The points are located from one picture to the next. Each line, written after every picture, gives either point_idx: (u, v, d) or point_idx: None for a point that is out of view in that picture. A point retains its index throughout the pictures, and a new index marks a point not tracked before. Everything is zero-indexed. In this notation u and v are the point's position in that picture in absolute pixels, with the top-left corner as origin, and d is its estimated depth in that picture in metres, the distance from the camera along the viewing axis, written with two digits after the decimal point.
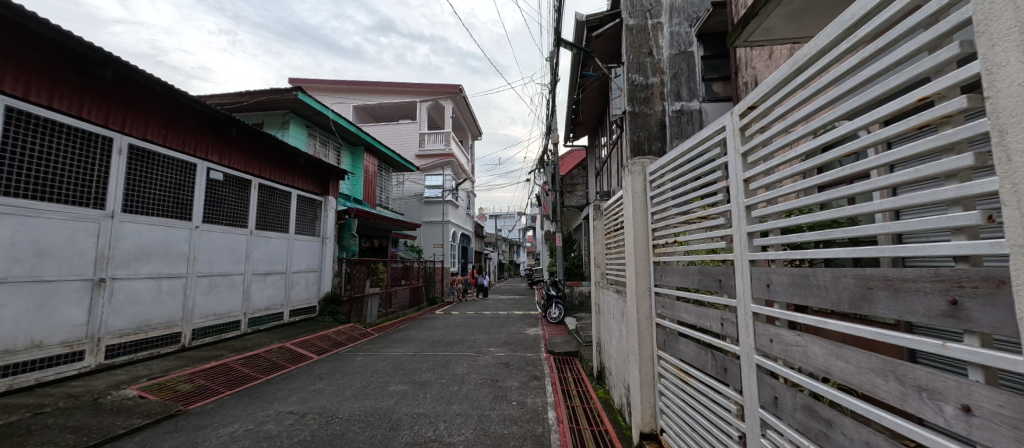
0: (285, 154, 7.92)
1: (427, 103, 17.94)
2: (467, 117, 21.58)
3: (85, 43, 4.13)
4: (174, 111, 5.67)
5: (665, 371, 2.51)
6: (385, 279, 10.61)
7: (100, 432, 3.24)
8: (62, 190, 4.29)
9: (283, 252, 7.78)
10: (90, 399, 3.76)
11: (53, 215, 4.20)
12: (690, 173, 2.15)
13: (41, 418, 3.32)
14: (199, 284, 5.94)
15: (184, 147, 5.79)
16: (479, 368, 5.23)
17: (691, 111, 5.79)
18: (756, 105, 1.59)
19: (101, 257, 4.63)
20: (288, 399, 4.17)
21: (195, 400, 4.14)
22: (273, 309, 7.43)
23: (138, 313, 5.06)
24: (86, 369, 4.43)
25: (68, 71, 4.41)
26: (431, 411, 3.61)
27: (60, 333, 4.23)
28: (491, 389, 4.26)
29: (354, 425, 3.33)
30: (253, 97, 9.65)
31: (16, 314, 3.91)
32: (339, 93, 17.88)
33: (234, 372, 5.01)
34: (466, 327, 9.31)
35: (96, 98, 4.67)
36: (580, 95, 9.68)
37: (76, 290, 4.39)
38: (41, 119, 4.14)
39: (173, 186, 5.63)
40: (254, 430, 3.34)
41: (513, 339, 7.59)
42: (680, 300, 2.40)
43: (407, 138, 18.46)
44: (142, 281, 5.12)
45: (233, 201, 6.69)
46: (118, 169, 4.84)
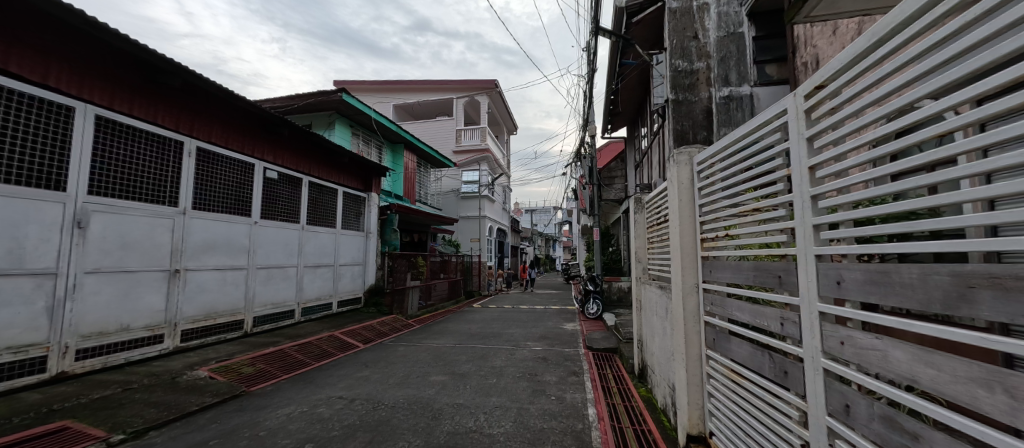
0: (331, 152, 8.30)
1: (463, 99, 18.23)
2: (501, 112, 21.54)
3: (156, 55, 4.52)
4: (233, 114, 6.08)
5: (714, 372, 2.39)
6: (425, 272, 10.92)
7: (177, 407, 3.60)
8: (142, 190, 4.75)
9: (330, 246, 8.22)
10: (169, 378, 4.17)
11: (136, 212, 4.65)
12: (743, 163, 2.02)
13: (129, 394, 3.73)
14: (258, 275, 6.40)
15: (242, 149, 6.22)
16: (517, 362, 5.26)
17: (741, 96, 5.60)
18: (825, 84, 1.45)
19: (173, 250, 5.08)
20: (337, 385, 4.40)
21: (257, 382, 4.49)
22: (322, 299, 7.90)
23: (207, 301, 5.53)
24: (162, 352, 4.91)
25: (145, 82, 4.83)
26: (471, 402, 3.68)
27: (143, 318, 4.72)
28: (529, 383, 4.27)
29: (398, 412, 3.46)
30: (301, 100, 10.22)
31: (108, 300, 4.38)
32: (380, 93, 18.59)
33: (289, 358, 5.36)
34: (503, 321, 9.39)
35: (168, 105, 5.11)
36: (619, 85, 9.38)
37: (155, 279, 4.87)
38: (125, 126, 4.60)
39: (235, 186, 6.09)
40: (308, 412, 3.56)
41: (551, 334, 7.56)
42: (731, 297, 2.26)
43: (444, 134, 18.85)
44: (209, 272, 5.58)
45: (286, 199, 7.15)
46: (186, 170, 5.29)
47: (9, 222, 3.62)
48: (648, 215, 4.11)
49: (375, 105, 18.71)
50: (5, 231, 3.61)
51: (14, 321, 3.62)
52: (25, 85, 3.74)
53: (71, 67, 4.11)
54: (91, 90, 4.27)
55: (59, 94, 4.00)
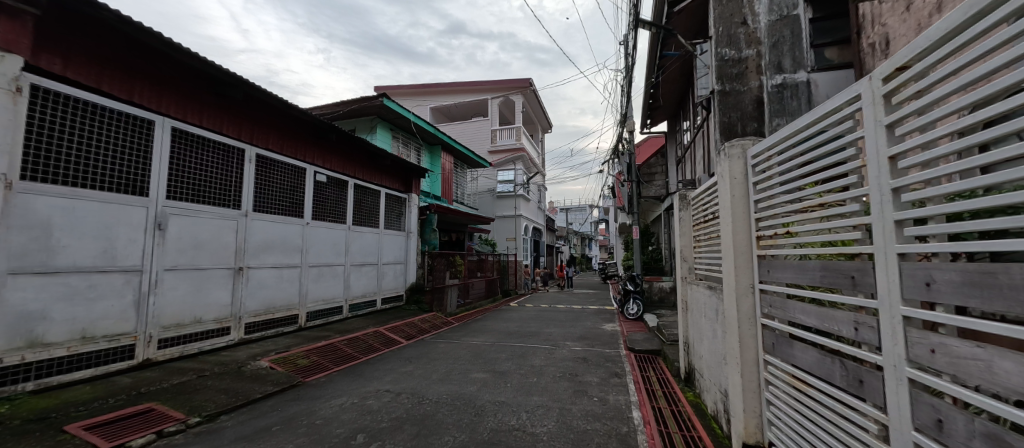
0: (374, 155, 8.65)
1: (498, 99, 18.39)
2: (536, 111, 21.46)
3: (220, 69, 4.90)
4: (287, 123, 6.49)
5: (774, 378, 2.24)
6: (463, 271, 11.12)
7: (244, 394, 3.92)
8: (211, 194, 5.19)
9: (374, 246, 8.57)
10: (235, 367, 4.53)
11: (206, 215, 5.09)
12: (807, 155, 1.88)
13: (203, 380, 4.09)
14: (310, 273, 6.80)
15: (295, 155, 6.64)
16: (557, 362, 5.22)
17: (797, 83, 5.24)
18: (908, 65, 1.32)
19: (237, 249, 5.51)
20: (384, 379, 4.59)
21: (312, 374, 4.78)
22: (368, 296, 8.25)
23: (266, 297, 5.95)
24: (228, 343, 5.33)
25: (212, 96, 5.27)
26: (512, 401, 3.70)
27: (213, 311, 5.16)
28: (570, 383, 4.22)
29: (442, 407, 3.54)
30: (345, 107, 10.73)
31: (184, 295, 4.82)
32: (418, 96, 19.16)
33: (339, 351, 5.66)
34: (541, 320, 9.36)
35: (231, 116, 5.54)
36: (659, 78, 9.05)
37: (223, 276, 5.31)
38: (196, 136, 5.04)
39: (289, 189, 6.50)
40: (358, 403, 3.74)
41: (590, 334, 7.44)
42: (792, 298, 2.12)
43: (480, 135, 19.12)
44: (268, 270, 6.00)
45: (334, 201, 7.54)
46: (247, 176, 5.72)
47: (104, 224, 4.05)
48: (694, 212, 3.94)
49: (414, 109, 19.30)
50: (101, 233, 4.03)
51: (109, 312, 4.08)
52: (114, 102, 4.18)
53: (152, 85, 4.56)
54: (167, 104, 4.71)
55: (141, 108, 4.44)
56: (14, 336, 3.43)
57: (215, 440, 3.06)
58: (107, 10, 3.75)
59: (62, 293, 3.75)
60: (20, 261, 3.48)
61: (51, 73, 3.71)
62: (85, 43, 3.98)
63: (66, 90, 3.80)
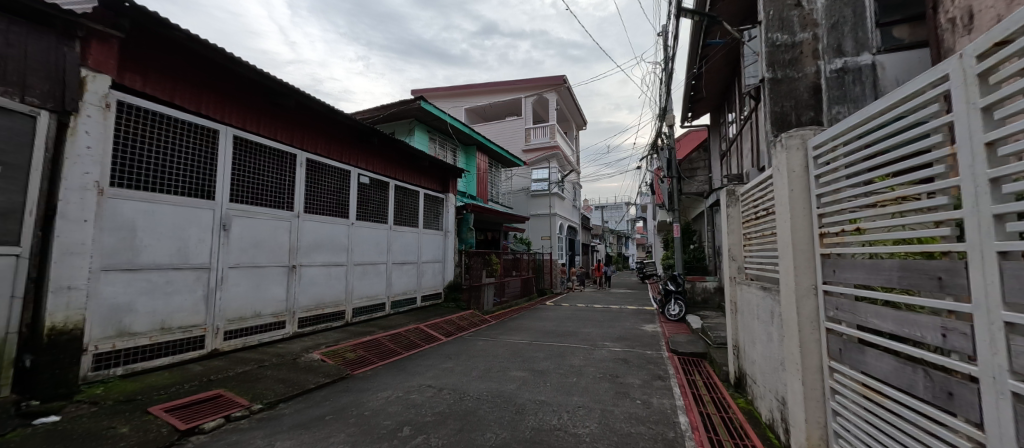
0: (413, 157, 8.91)
1: (532, 98, 18.37)
2: (570, 108, 21.17)
3: (275, 79, 5.23)
4: (333, 128, 6.82)
5: (842, 387, 2.07)
6: (499, 270, 11.20)
7: (299, 384, 4.19)
8: (268, 196, 5.58)
9: (414, 245, 8.84)
10: (291, 358, 4.84)
11: (264, 216, 5.47)
12: (881, 144, 1.72)
13: (263, 370, 4.40)
14: (355, 271, 7.13)
15: (341, 158, 6.97)
16: (596, 362, 5.14)
17: (860, 66, 4.85)
18: (1005, 41, 1.18)
19: (290, 248, 5.87)
20: (425, 374, 4.72)
21: (359, 367, 5.02)
22: (409, 293, 8.52)
23: (316, 293, 6.30)
24: (283, 336, 5.69)
25: (267, 105, 5.64)
26: (552, 400, 3.69)
27: (270, 306, 5.53)
28: (611, 384, 4.14)
29: (484, 404, 3.59)
30: (385, 110, 11.12)
31: (246, 290, 5.22)
32: (453, 98, 19.52)
33: (383, 346, 5.90)
34: (578, 320, 9.24)
35: (284, 123, 5.90)
36: (701, 68, 8.66)
37: (278, 274, 5.68)
38: (254, 143, 5.42)
39: (336, 191, 6.84)
40: (403, 397, 3.87)
41: (629, 335, 7.24)
42: (862, 300, 1.96)
43: (514, 134, 19.19)
44: (318, 268, 6.35)
45: (377, 202, 7.85)
46: (298, 179, 6.08)
47: (178, 226, 4.45)
48: (743, 208, 3.73)
49: (449, 110, 19.69)
50: (175, 234, 4.43)
51: (183, 306, 4.49)
52: (185, 114, 4.58)
53: (216, 97, 4.94)
54: (230, 114, 5.09)
55: (207, 119, 4.82)
56: (107, 326, 3.85)
57: (275, 427, 3.29)
58: (179, 29, 4.11)
59: (145, 287, 4.16)
60: (111, 260, 3.90)
61: (133, 89, 4.12)
62: (159, 61, 4.38)
63: (147, 104, 4.22)
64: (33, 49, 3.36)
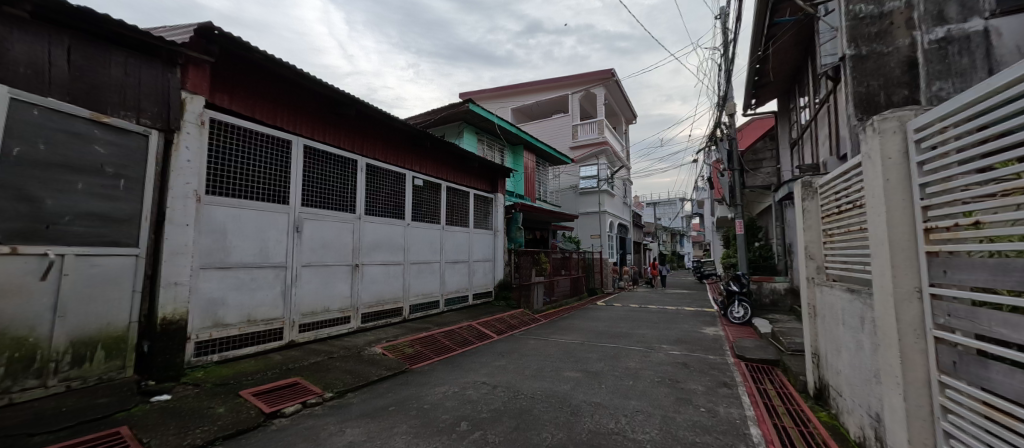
0: (463, 158, 9.13)
1: (579, 93, 18.05)
2: (619, 102, 20.48)
3: (337, 90, 5.60)
4: (390, 133, 7.17)
5: (956, 405, 1.80)
6: (548, 268, 11.15)
7: (365, 376, 4.47)
8: (334, 200, 6.00)
9: (465, 244, 9.06)
10: (356, 351, 5.17)
11: (330, 219, 5.89)
12: (1008, 123, 1.47)
13: (333, 361, 4.75)
14: (411, 269, 7.45)
15: (397, 162, 7.32)
16: (653, 365, 4.92)
17: (970, 34, 4.22)
18: None
19: (354, 248, 6.28)
20: (480, 371, 4.83)
21: (418, 362, 5.26)
22: (461, 291, 8.76)
23: (377, 290, 6.68)
24: (349, 330, 6.11)
25: (332, 115, 6.06)
26: (608, 402, 3.60)
27: (338, 302, 5.96)
28: (670, 390, 3.95)
29: (538, 403, 3.59)
30: (436, 114, 11.50)
31: (317, 287, 5.66)
32: (500, 98, 19.74)
33: (439, 342, 6.11)
34: (631, 321, 8.93)
35: (347, 131, 6.32)
36: (767, 50, 7.98)
37: (344, 272, 6.10)
38: (322, 151, 5.86)
39: (393, 193, 7.20)
40: (459, 393, 3.98)
41: (688, 338, 6.86)
42: (983, 306, 1.69)
43: (561, 131, 18.99)
44: (378, 267, 6.73)
45: (430, 203, 8.16)
46: (360, 183, 6.48)
47: (260, 229, 4.94)
48: (823, 201, 3.38)
49: (496, 111, 19.94)
50: (258, 236, 4.92)
51: (265, 301, 4.97)
52: (263, 127, 5.05)
53: (289, 110, 5.40)
54: (300, 126, 5.55)
55: (281, 130, 5.29)
56: (205, 318, 4.37)
57: (345, 415, 3.52)
58: (257, 51, 4.55)
59: (235, 284, 4.66)
60: (208, 259, 4.41)
61: (222, 107, 4.62)
62: (242, 80, 4.87)
63: (233, 120, 4.72)
64: (144, 77, 3.89)
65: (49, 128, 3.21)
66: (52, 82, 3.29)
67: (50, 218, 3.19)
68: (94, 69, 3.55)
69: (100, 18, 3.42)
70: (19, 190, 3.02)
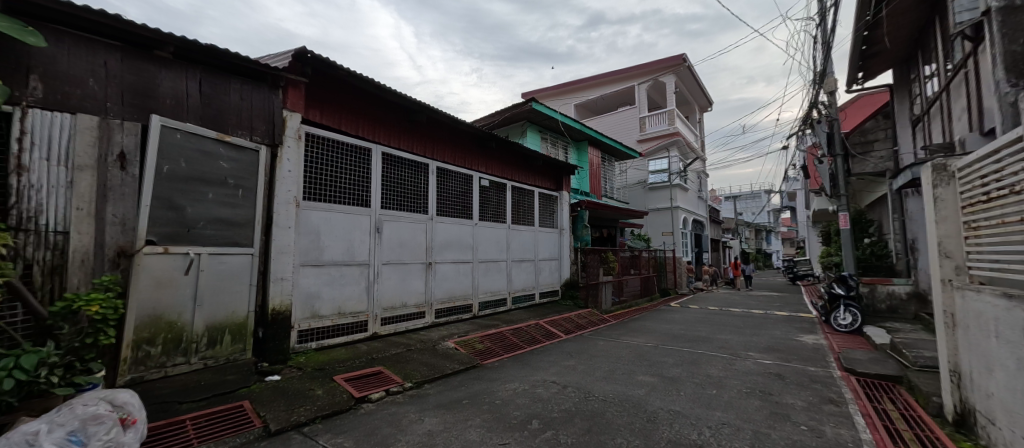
0: (527, 157, 9.19)
1: (647, 83, 17.17)
2: (692, 89, 19.10)
3: (410, 99, 5.96)
4: (457, 137, 7.45)
5: None
6: (616, 268, 10.76)
7: (439, 369, 4.71)
8: (408, 202, 6.40)
9: (531, 243, 9.11)
10: (432, 345, 5.47)
11: (405, 220, 6.29)
12: None
13: (411, 353, 5.08)
14: (480, 268, 7.68)
15: (465, 164, 7.58)
16: (739, 374, 4.50)
17: None
18: None
19: (427, 247, 6.64)
20: (549, 369, 4.82)
21: (488, 357, 5.41)
22: (528, 290, 8.82)
23: (449, 288, 7.00)
24: (424, 324, 6.48)
25: (405, 123, 6.47)
26: (688, 412, 3.35)
27: (414, 298, 6.35)
28: (762, 403, 3.57)
29: (610, 407, 3.47)
30: (501, 116, 11.71)
31: (395, 284, 6.08)
32: (563, 95, 19.53)
33: (508, 340, 6.22)
34: (711, 324, 8.26)
35: (419, 137, 6.69)
36: (877, 14, 6.88)
37: (418, 269, 6.47)
38: (397, 157, 6.28)
39: (462, 194, 7.49)
40: (529, 390, 4.01)
41: (781, 346, 6.16)
42: None
43: (628, 124, 18.21)
44: (449, 265, 7.03)
45: (496, 203, 8.33)
46: (432, 186, 6.84)
47: (346, 230, 5.44)
48: (963, 188, 2.82)
49: (559, 108, 19.77)
50: (345, 236, 5.43)
51: (353, 295, 5.47)
52: (348, 137, 5.56)
53: (369, 121, 5.87)
54: (379, 134, 6.00)
55: (363, 140, 5.77)
56: (305, 310, 4.92)
57: (423, 404, 3.74)
58: (342, 68, 5.01)
59: (328, 280, 5.19)
60: (306, 258, 4.97)
61: (315, 122, 5.18)
62: (330, 95, 5.39)
63: (324, 133, 5.26)
64: (255, 100, 4.51)
65: (188, 148, 3.84)
66: (188, 110, 3.95)
67: (190, 223, 3.83)
68: (218, 96, 4.19)
69: (223, 52, 4.04)
70: (168, 200, 3.67)
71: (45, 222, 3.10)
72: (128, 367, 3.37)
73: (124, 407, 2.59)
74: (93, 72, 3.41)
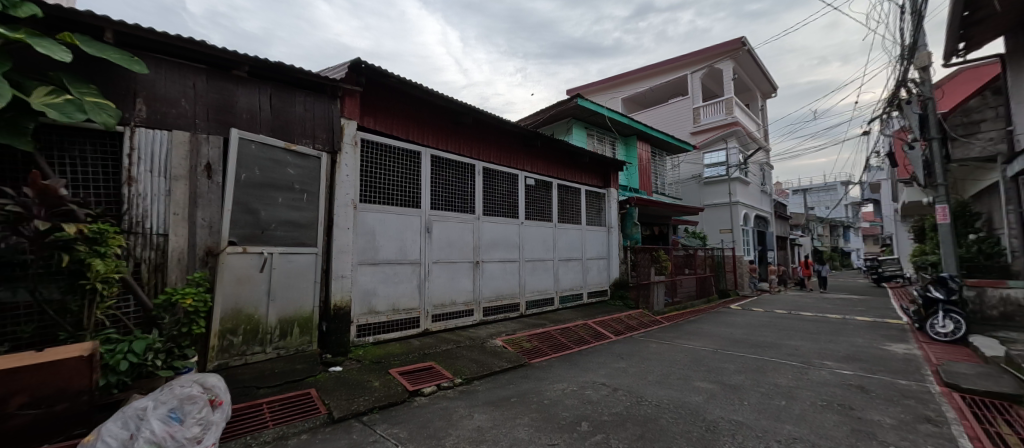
0: (573, 154, 9.04)
1: (702, 71, 16.20)
2: (752, 74, 17.72)
3: (455, 102, 6.09)
4: (502, 137, 7.51)
5: None
6: (669, 267, 10.26)
7: (488, 366, 4.78)
8: (456, 202, 6.56)
9: (578, 242, 8.96)
10: (480, 342, 5.56)
11: (453, 220, 6.45)
12: None
13: (460, 350, 5.19)
14: (527, 266, 7.69)
15: (510, 163, 7.62)
16: (813, 385, 4.09)
17: None
18: None
19: (475, 246, 6.76)
20: (598, 371, 4.70)
21: (535, 356, 5.41)
22: (575, 289, 8.69)
23: (496, 286, 7.08)
24: (472, 322, 6.60)
25: (452, 125, 6.62)
26: (754, 423, 3.10)
27: (462, 296, 6.49)
28: (842, 418, 3.21)
29: (665, 413, 3.30)
30: (546, 113, 11.63)
31: (445, 282, 6.26)
32: (610, 89, 19.00)
33: (556, 339, 6.17)
34: (778, 329, 7.61)
35: (465, 138, 6.82)
36: None
37: (467, 268, 6.61)
38: (445, 159, 6.45)
39: (508, 194, 7.54)
40: (578, 392, 3.93)
41: (863, 355, 5.51)
42: None
43: (680, 116, 17.30)
44: (496, 264, 7.11)
45: (542, 201, 8.29)
46: (478, 186, 6.95)
47: (399, 230, 5.68)
48: None
49: (605, 103, 19.27)
50: (398, 236, 5.68)
51: (406, 293, 5.71)
52: (399, 141, 5.81)
53: (418, 125, 6.08)
54: (427, 137, 6.20)
55: (413, 143, 5.99)
56: (363, 306, 5.22)
57: (473, 400, 3.81)
58: (392, 75, 5.24)
59: (383, 278, 5.46)
60: (363, 257, 5.27)
61: (369, 128, 5.46)
62: (382, 102, 5.66)
63: (378, 138, 5.53)
64: (317, 110, 4.84)
65: (261, 158, 4.22)
66: (261, 123, 4.35)
67: (264, 225, 4.20)
68: (286, 109, 4.56)
69: (289, 68, 4.39)
70: (245, 205, 4.06)
71: (150, 225, 3.56)
72: (216, 354, 3.78)
73: (213, 390, 2.90)
74: (184, 94, 3.85)
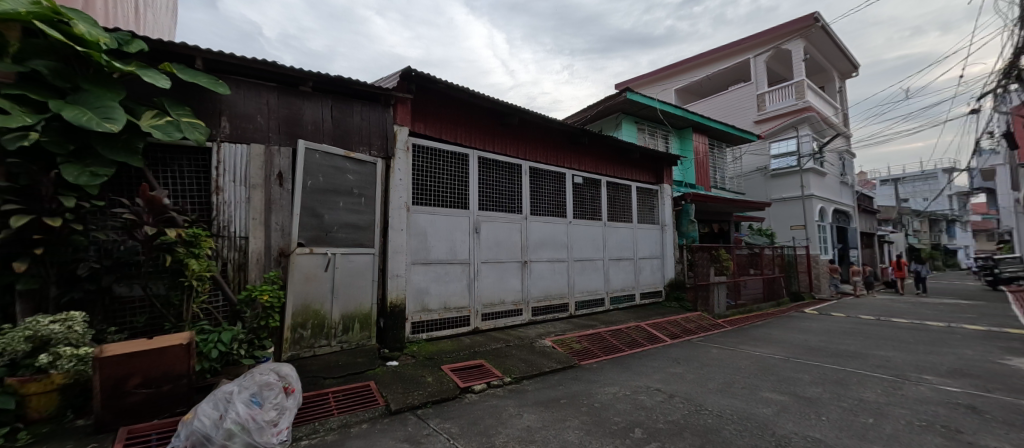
0: (623, 150, 8.73)
1: (766, 54, 14.93)
2: (826, 52, 16.01)
3: (501, 103, 6.13)
4: (549, 135, 7.44)
5: None
6: (731, 267, 9.55)
7: (537, 367, 4.74)
8: (503, 202, 6.60)
9: (629, 240, 8.63)
10: (529, 342, 5.55)
11: (501, 219, 6.49)
12: None
13: (510, 349, 5.21)
14: (576, 266, 7.55)
15: (557, 161, 7.53)
16: (909, 402, 3.58)
17: None
18: None
19: (523, 246, 6.76)
20: (653, 376, 4.49)
21: (586, 358, 5.28)
22: (627, 289, 8.38)
23: (545, 286, 7.03)
24: (522, 322, 6.61)
25: (498, 126, 6.67)
26: (834, 442, 2.78)
27: (511, 296, 6.52)
28: (947, 442, 2.77)
29: (728, 424, 3.07)
30: (593, 109, 11.35)
31: (494, 281, 6.33)
32: (662, 80, 18.14)
33: (607, 341, 5.98)
34: (864, 337, 6.77)
35: (511, 139, 6.84)
36: None
37: (515, 268, 6.63)
38: (492, 160, 6.52)
39: (555, 193, 7.45)
40: (631, 397, 3.77)
41: (975, 370, 4.73)
42: None
43: (742, 104, 16.07)
44: (544, 264, 7.06)
45: (591, 200, 8.10)
46: (525, 186, 6.94)
47: (448, 230, 5.83)
48: None
49: (657, 95, 18.42)
50: (448, 236, 5.83)
51: (456, 292, 5.85)
52: (448, 144, 5.96)
53: (465, 128, 6.20)
54: (475, 140, 6.30)
55: (461, 146, 6.12)
56: (416, 304, 5.42)
57: (522, 400, 3.80)
58: (441, 81, 5.39)
59: (434, 277, 5.64)
60: (416, 256, 5.47)
61: (420, 133, 5.66)
62: (431, 108, 5.85)
63: (428, 142, 5.71)
64: (373, 119, 5.11)
65: (324, 165, 4.54)
66: (324, 133, 4.68)
67: (327, 228, 4.50)
68: (345, 118, 4.87)
69: (347, 81, 4.68)
70: (311, 209, 4.38)
71: (234, 229, 3.98)
72: (289, 345, 4.14)
73: (286, 378, 3.14)
74: (260, 110, 4.25)
